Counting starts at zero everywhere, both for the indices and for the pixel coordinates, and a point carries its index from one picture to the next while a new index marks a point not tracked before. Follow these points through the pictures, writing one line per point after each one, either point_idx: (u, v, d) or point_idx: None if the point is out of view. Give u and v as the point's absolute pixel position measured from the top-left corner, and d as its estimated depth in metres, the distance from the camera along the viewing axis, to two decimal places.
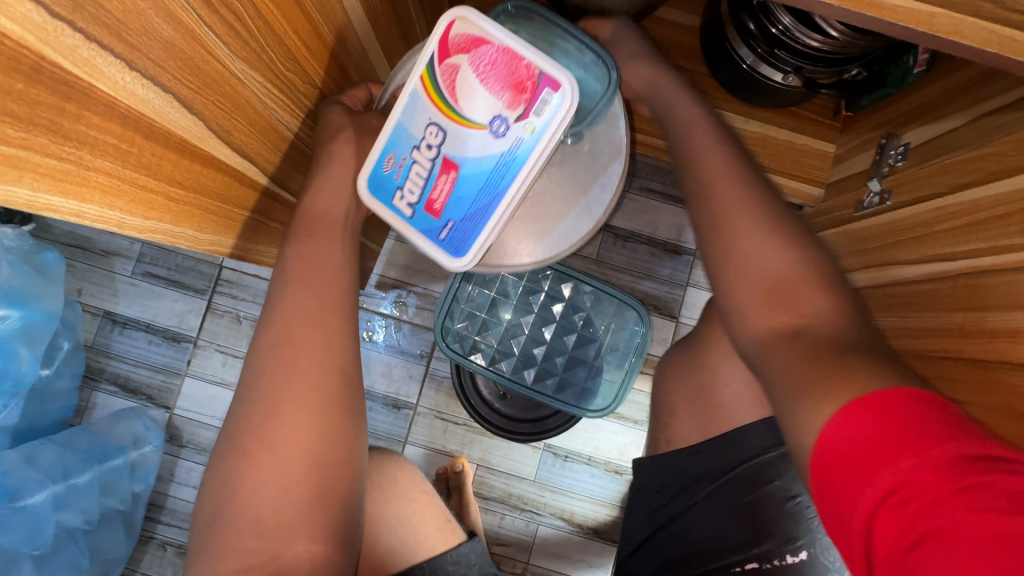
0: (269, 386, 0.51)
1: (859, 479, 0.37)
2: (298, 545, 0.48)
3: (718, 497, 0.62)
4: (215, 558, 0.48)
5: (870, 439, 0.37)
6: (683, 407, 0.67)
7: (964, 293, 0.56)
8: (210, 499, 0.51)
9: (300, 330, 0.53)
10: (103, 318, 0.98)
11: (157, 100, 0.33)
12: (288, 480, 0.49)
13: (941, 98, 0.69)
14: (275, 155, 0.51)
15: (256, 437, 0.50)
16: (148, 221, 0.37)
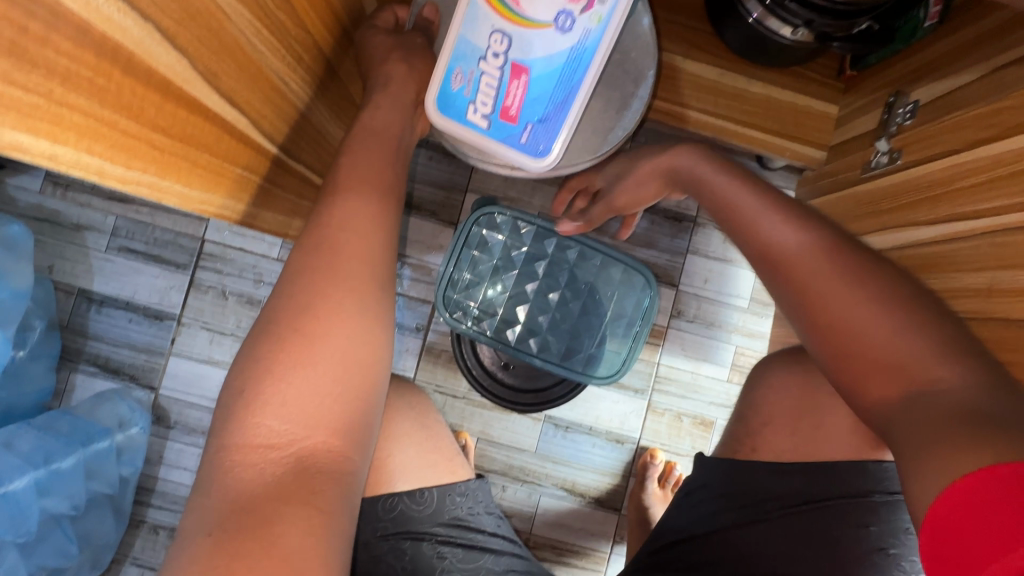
0: (317, 276, 0.51)
1: (976, 552, 0.35)
2: (321, 438, 0.48)
3: (797, 522, 0.58)
4: (235, 431, 0.47)
5: (989, 512, 0.35)
6: (780, 419, 0.64)
7: (993, 251, 0.58)
8: (237, 372, 0.49)
9: (320, 290, 0.50)
10: (78, 296, 0.92)
11: (136, 30, 0.29)
12: (320, 376, 0.49)
13: (955, 54, 0.67)
14: (274, 112, 0.47)
15: (296, 324, 0.49)
16: (130, 171, 0.33)
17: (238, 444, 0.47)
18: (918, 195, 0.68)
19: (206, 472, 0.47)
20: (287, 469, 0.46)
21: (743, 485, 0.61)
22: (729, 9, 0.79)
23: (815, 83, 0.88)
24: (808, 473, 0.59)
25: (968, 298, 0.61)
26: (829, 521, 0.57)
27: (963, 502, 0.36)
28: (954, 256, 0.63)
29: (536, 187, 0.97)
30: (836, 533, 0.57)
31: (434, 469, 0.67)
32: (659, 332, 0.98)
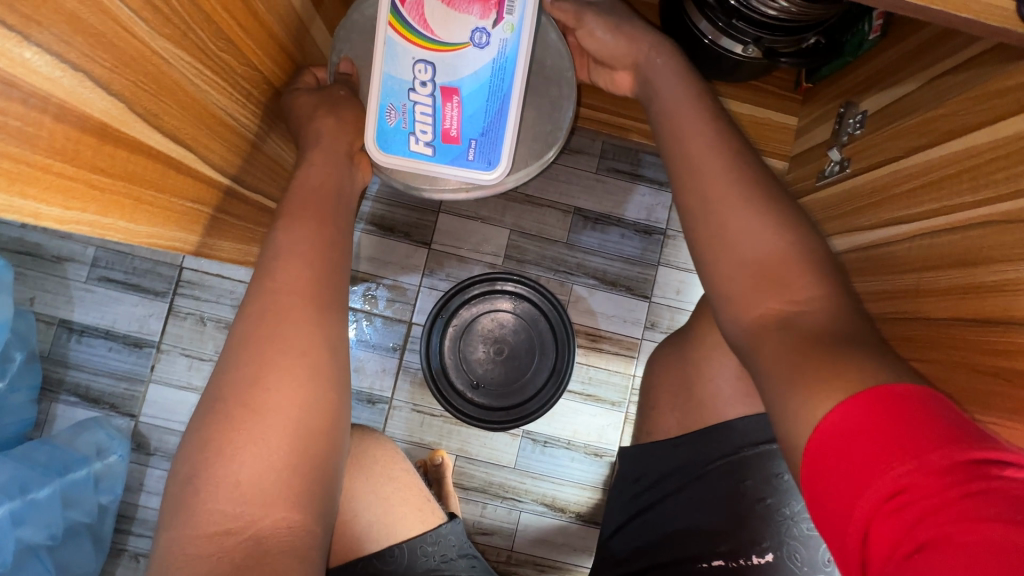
0: (262, 346, 0.50)
1: (855, 478, 0.36)
2: (279, 513, 0.47)
3: (695, 490, 0.65)
4: (188, 518, 0.45)
5: (869, 438, 0.36)
6: (666, 402, 0.73)
7: (920, 253, 0.56)
8: (184, 458, 0.48)
9: (267, 367, 0.49)
10: (59, 327, 0.94)
11: (67, 79, 0.31)
12: (271, 450, 0.47)
13: (895, 65, 0.70)
14: (224, 147, 0.48)
15: (242, 401, 0.48)
16: (68, 211, 0.34)
17: (192, 532, 0.45)
18: (863, 203, 0.68)
19: (160, 569, 0.45)
20: (242, 550, 0.44)
21: (648, 466, 0.70)
22: (683, 29, 0.82)
23: (773, 96, 0.91)
24: (692, 444, 0.67)
25: (894, 299, 0.58)
26: (717, 486, 0.64)
27: (831, 435, 0.38)
28: (887, 261, 0.61)
29: (507, 206, 0.99)
30: (725, 494, 0.64)
31: (405, 519, 0.67)
32: (633, 344, 0.99)
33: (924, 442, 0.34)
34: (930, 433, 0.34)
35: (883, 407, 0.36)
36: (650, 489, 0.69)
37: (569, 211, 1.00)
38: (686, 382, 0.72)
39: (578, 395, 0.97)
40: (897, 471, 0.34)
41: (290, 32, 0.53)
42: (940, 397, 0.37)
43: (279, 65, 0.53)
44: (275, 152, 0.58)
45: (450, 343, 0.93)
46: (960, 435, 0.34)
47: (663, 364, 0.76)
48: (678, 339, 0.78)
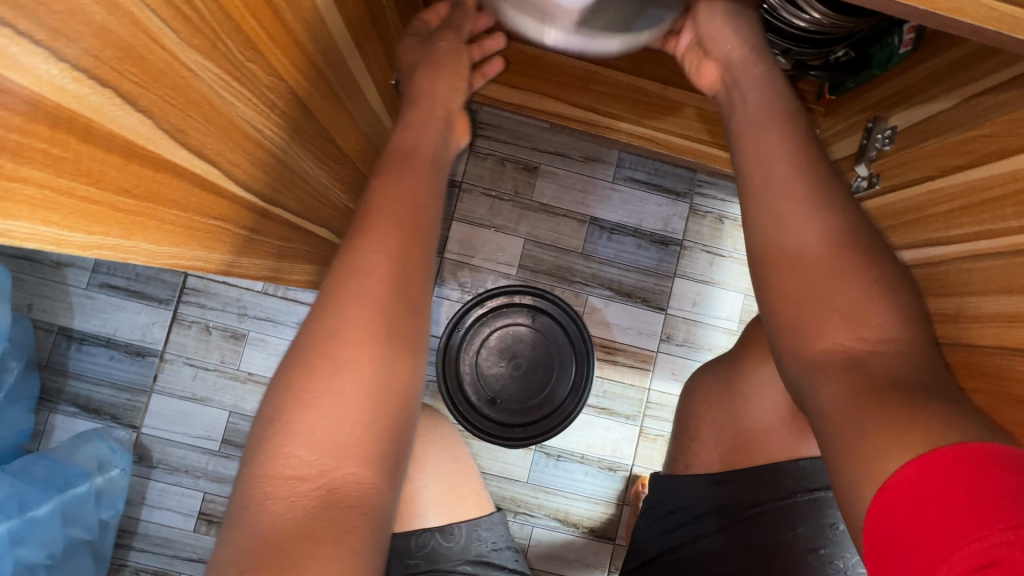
0: (352, 287, 0.46)
1: (935, 543, 0.35)
2: (354, 467, 0.41)
3: (737, 533, 0.64)
4: (262, 462, 0.41)
5: (952, 501, 0.35)
6: (707, 434, 0.73)
7: (961, 277, 0.55)
8: (264, 397, 0.44)
9: (357, 305, 0.46)
10: (58, 334, 0.91)
11: (94, 96, 0.29)
12: (354, 396, 0.43)
13: (928, 81, 0.68)
14: (247, 160, 0.46)
15: (329, 340, 0.44)
16: (91, 236, 0.32)
17: (264, 476, 0.40)
18: (896, 220, 0.67)
19: (227, 514, 0.40)
20: (317, 503, 0.39)
21: (685, 499, 0.70)
22: None
23: None
24: (738, 481, 0.67)
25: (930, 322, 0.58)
26: (767, 528, 0.63)
27: (906, 493, 0.37)
28: (922, 282, 0.60)
29: (522, 215, 0.97)
30: (774, 538, 0.62)
31: (462, 502, 0.67)
32: (648, 357, 0.97)
33: (1019, 514, 0.33)
34: (1022, 502, 0.33)
35: (973, 468, 0.35)
36: (687, 523, 0.68)
37: (584, 221, 0.98)
38: (735, 413, 0.70)
39: (592, 408, 0.96)
40: (986, 540, 0.33)
41: (317, 40, 0.51)
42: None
43: (305, 73, 0.51)
44: (297, 164, 0.56)
45: (467, 358, 0.91)
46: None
47: (708, 396, 0.76)
48: (716, 364, 0.78)
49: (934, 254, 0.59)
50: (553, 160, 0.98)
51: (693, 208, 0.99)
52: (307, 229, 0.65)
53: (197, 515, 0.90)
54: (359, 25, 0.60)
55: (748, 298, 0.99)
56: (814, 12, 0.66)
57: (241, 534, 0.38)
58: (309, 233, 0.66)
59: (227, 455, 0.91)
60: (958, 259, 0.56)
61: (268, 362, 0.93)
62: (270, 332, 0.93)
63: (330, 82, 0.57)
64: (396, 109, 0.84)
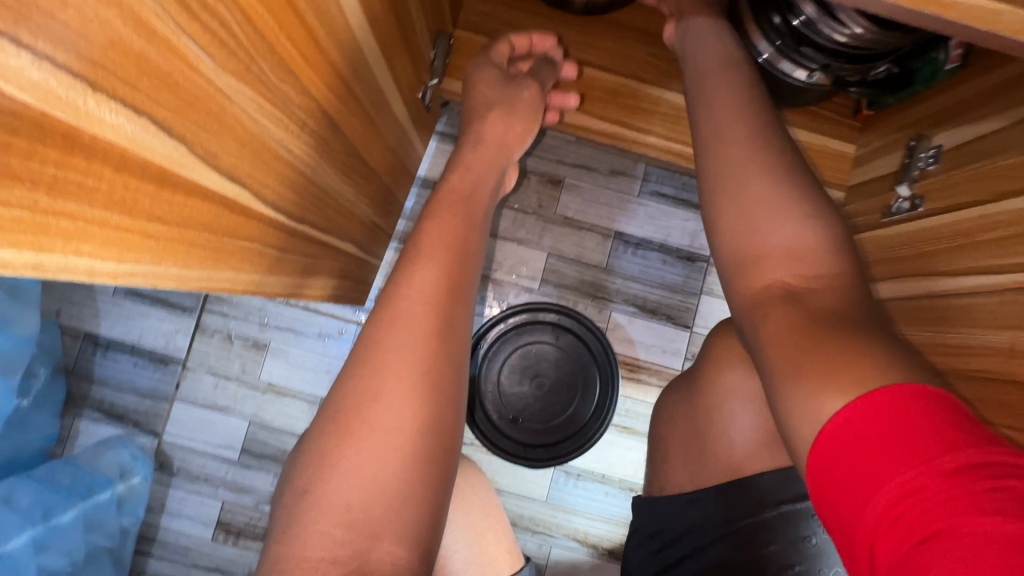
0: (387, 358, 0.47)
1: (863, 481, 0.37)
2: (386, 546, 0.42)
3: (715, 550, 0.69)
4: (298, 541, 0.42)
5: (876, 435, 0.38)
6: (677, 457, 0.78)
7: (1016, 310, 0.52)
8: (301, 470, 0.46)
9: (389, 373, 0.47)
10: (85, 340, 0.92)
11: (130, 126, 0.28)
12: (388, 472, 0.44)
13: (977, 99, 0.65)
14: (276, 180, 0.45)
15: (363, 415, 0.45)
16: (123, 264, 0.31)
17: (299, 554, 0.42)
18: (941, 246, 0.63)
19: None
20: None
21: (668, 522, 0.74)
22: (742, 51, 0.79)
23: (830, 121, 0.87)
24: (708, 500, 0.71)
25: (981, 356, 0.54)
26: (741, 549, 0.67)
27: (838, 437, 0.39)
28: (971, 312, 0.57)
29: (545, 228, 0.96)
30: (749, 557, 0.67)
31: (493, 563, 0.66)
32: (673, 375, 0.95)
33: (931, 445, 0.35)
34: (941, 435, 0.36)
35: (890, 407, 0.38)
36: (668, 546, 0.74)
37: (609, 235, 0.96)
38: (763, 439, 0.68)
39: (614, 427, 0.94)
40: (906, 474, 0.36)
41: (348, 58, 0.50)
42: (943, 395, 0.39)
43: (338, 91, 0.51)
44: (325, 181, 0.55)
45: (488, 377, 0.89)
46: (965, 435, 0.36)
47: (675, 415, 0.81)
48: (686, 387, 0.81)
49: (974, 283, 0.57)
50: (578, 174, 0.96)
51: None
52: (332, 243, 0.64)
53: (215, 524, 0.91)
54: (388, 40, 0.59)
55: None
56: (858, 27, 0.63)
57: None
58: (332, 247, 0.66)
59: (246, 465, 0.92)
60: (1012, 289, 0.53)
61: (290, 373, 0.93)
62: (292, 343, 0.93)
63: (359, 98, 0.56)
64: (421, 121, 0.83)
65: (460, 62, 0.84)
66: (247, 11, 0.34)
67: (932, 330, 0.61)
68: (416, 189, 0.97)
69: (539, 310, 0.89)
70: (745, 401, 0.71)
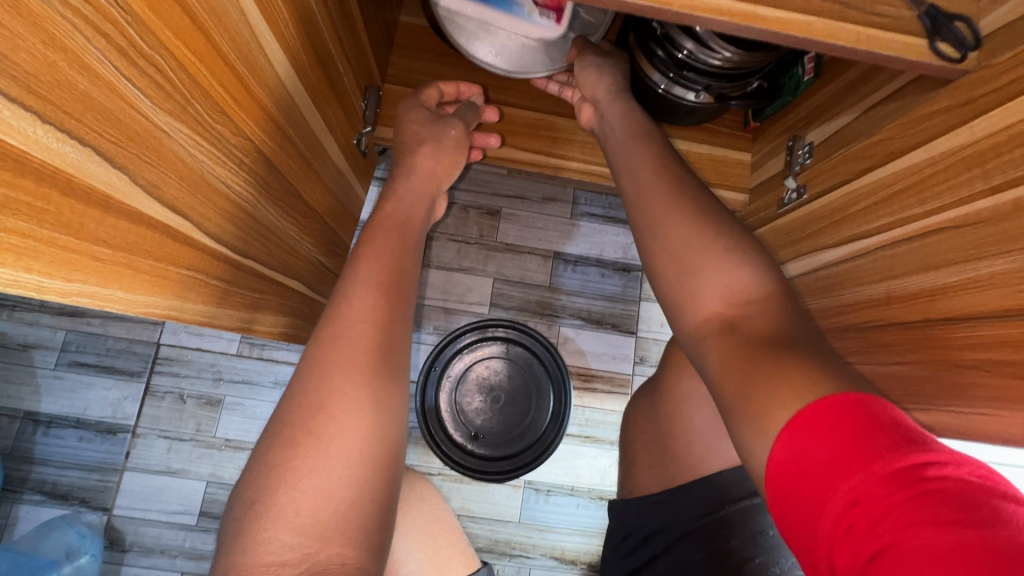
0: (331, 371, 0.50)
1: (812, 491, 0.36)
2: (335, 548, 0.44)
3: (681, 547, 0.71)
4: (249, 549, 0.44)
5: (819, 446, 0.36)
6: (644, 459, 0.80)
7: (885, 264, 0.60)
8: (249, 482, 0.47)
9: (334, 383, 0.50)
10: (24, 419, 0.88)
11: (74, 153, 0.32)
12: (334, 478, 0.46)
13: (833, 100, 0.77)
14: (216, 213, 0.49)
15: (308, 427, 0.47)
16: (70, 283, 0.34)
17: (252, 559, 0.43)
18: (824, 224, 0.73)
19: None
20: None
21: (636, 523, 0.77)
22: (639, 81, 0.90)
23: (726, 136, 0.99)
24: (671, 499, 0.74)
25: (867, 309, 0.62)
26: (701, 543, 0.70)
27: (786, 452, 0.38)
28: (854, 275, 0.65)
29: (488, 256, 1.01)
30: (714, 550, 0.68)
31: (448, 563, 0.67)
32: (625, 380, 1.00)
33: (871, 449, 0.34)
34: (878, 439, 0.34)
35: (830, 416, 0.37)
36: (641, 546, 0.76)
37: (549, 256, 1.03)
38: (689, 433, 0.76)
39: (577, 437, 0.96)
40: (851, 482, 0.34)
41: (280, 104, 0.56)
42: (892, 406, 0.38)
43: (272, 134, 0.56)
44: (267, 219, 0.59)
45: (446, 396, 0.92)
46: (907, 440, 0.34)
47: (640, 421, 0.84)
48: (647, 391, 0.85)
49: (856, 250, 0.66)
50: (513, 204, 1.04)
51: None
52: (278, 281, 0.67)
53: None
54: (318, 90, 0.65)
55: None
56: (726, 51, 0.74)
57: None
58: (279, 285, 0.68)
59: (205, 529, 0.88)
60: (880, 248, 0.62)
61: (246, 426, 0.91)
62: (247, 395, 0.93)
63: (294, 142, 0.62)
64: (359, 167, 0.89)
65: (391, 112, 0.91)
66: (180, 59, 0.39)
67: (827, 297, 0.70)
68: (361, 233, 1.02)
69: (490, 326, 0.93)
70: (700, 407, 0.75)
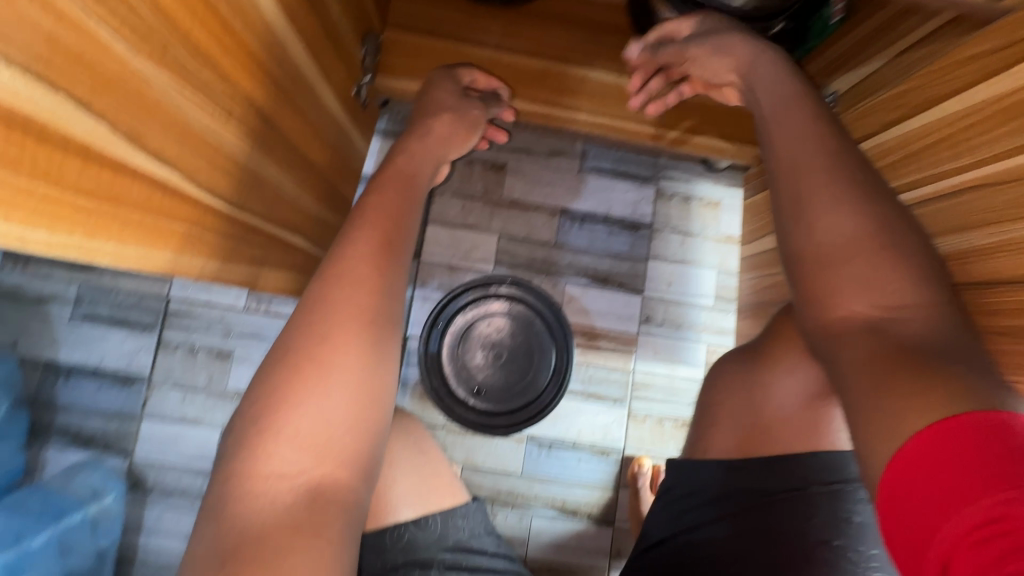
0: (335, 306, 0.50)
1: (940, 498, 0.33)
2: (330, 469, 0.45)
3: (756, 513, 0.64)
4: (247, 460, 0.45)
5: (961, 459, 0.32)
6: (726, 420, 0.72)
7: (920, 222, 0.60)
8: (250, 401, 0.48)
9: (337, 317, 0.50)
10: (44, 369, 0.92)
11: (46, 100, 0.31)
12: (334, 406, 0.47)
13: (862, 43, 0.71)
14: (206, 164, 0.48)
15: (311, 356, 0.48)
16: (55, 235, 0.34)
17: (249, 472, 0.44)
18: None
19: (214, 506, 0.44)
20: (296, 501, 0.43)
21: (705, 480, 0.69)
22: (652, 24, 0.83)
23: None
24: (753, 468, 0.66)
25: None
26: (783, 514, 0.63)
27: (915, 454, 0.34)
28: None
29: (493, 212, 1.00)
30: (789, 523, 0.62)
31: (436, 491, 0.69)
32: (630, 339, 0.99)
33: (1016, 473, 0.30)
34: None
35: (983, 432, 0.32)
36: (705, 505, 0.68)
37: (555, 212, 1.00)
38: (753, 403, 0.71)
39: (579, 394, 0.97)
40: (986, 501, 0.31)
41: (269, 51, 0.53)
42: None
43: (262, 82, 0.53)
44: (262, 171, 0.58)
45: (448, 350, 0.93)
46: None
47: (723, 383, 0.75)
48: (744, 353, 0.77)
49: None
50: (520, 158, 1.01)
51: (659, 191, 1.03)
52: (278, 236, 0.67)
53: None
54: (311, 35, 0.62)
55: (722, 273, 1.01)
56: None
57: (222, 527, 0.42)
58: (279, 240, 0.68)
59: None
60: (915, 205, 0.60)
61: None
62: (256, 348, 0.94)
63: (287, 92, 0.59)
64: (359, 118, 0.87)
65: (392, 61, 0.88)
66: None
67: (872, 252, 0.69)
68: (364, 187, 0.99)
69: (494, 283, 0.92)
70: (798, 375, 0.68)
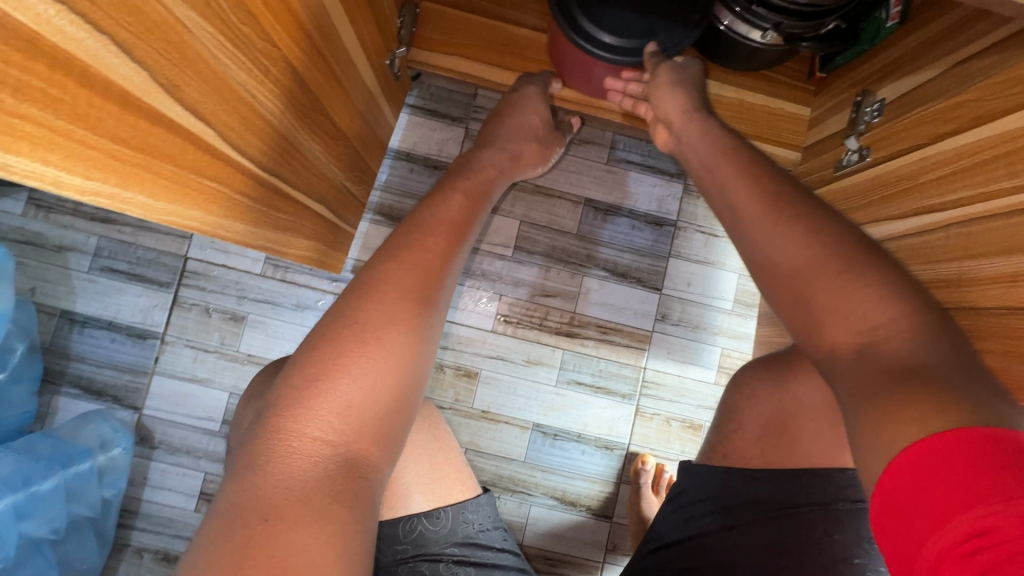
0: (399, 287, 0.53)
1: (925, 513, 0.32)
2: (367, 444, 0.47)
3: (770, 525, 0.65)
4: (292, 419, 0.45)
5: (951, 477, 0.31)
6: (751, 428, 0.72)
7: (959, 241, 0.58)
8: (301, 361, 0.49)
9: (397, 297, 0.52)
10: (61, 318, 0.92)
11: (90, 41, 0.30)
12: (385, 382, 0.49)
13: (916, 52, 0.69)
14: (240, 122, 0.47)
15: (371, 327, 0.50)
16: (89, 181, 0.33)
17: (288, 433, 0.45)
18: (890, 191, 0.68)
19: (249, 461, 0.44)
20: (337, 467, 0.45)
21: (716, 487, 0.70)
22: None
23: (787, 86, 0.89)
24: (773, 478, 0.68)
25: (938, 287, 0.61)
26: (794, 528, 0.64)
27: (906, 469, 0.33)
28: (924, 250, 0.63)
29: (517, 197, 0.98)
30: (800, 540, 0.64)
31: (446, 482, 0.69)
32: (644, 337, 0.98)
33: (1011, 483, 0.29)
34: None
35: (970, 449, 0.31)
36: (714, 512, 0.68)
37: (580, 202, 0.99)
38: (777, 414, 0.71)
39: (588, 387, 0.97)
40: (975, 512, 0.30)
41: (311, 12, 0.52)
42: None
43: (299, 44, 0.52)
44: (293, 136, 0.57)
45: None
46: None
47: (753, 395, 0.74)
48: (771, 362, 0.76)
49: (932, 220, 0.62)
50: None
51: (686, 188, 1.00)
52: (303, 203, 0.66)
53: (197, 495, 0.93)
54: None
55: (744, 277, 1.00)
56: None
57: (257, 485, 0.43)
58: (304, 207, 0.67)
59: None
60: (955, 223, 0.59)
61: (268, 343, 0.94)
62: (269, 314, 0.94)
63: (324, 56, 0.58)
64: (391, 90, 0.86)
65: (428, 34, 0.86)
66: None
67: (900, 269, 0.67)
68: (390, 161, 0.99)
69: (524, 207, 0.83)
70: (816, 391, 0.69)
